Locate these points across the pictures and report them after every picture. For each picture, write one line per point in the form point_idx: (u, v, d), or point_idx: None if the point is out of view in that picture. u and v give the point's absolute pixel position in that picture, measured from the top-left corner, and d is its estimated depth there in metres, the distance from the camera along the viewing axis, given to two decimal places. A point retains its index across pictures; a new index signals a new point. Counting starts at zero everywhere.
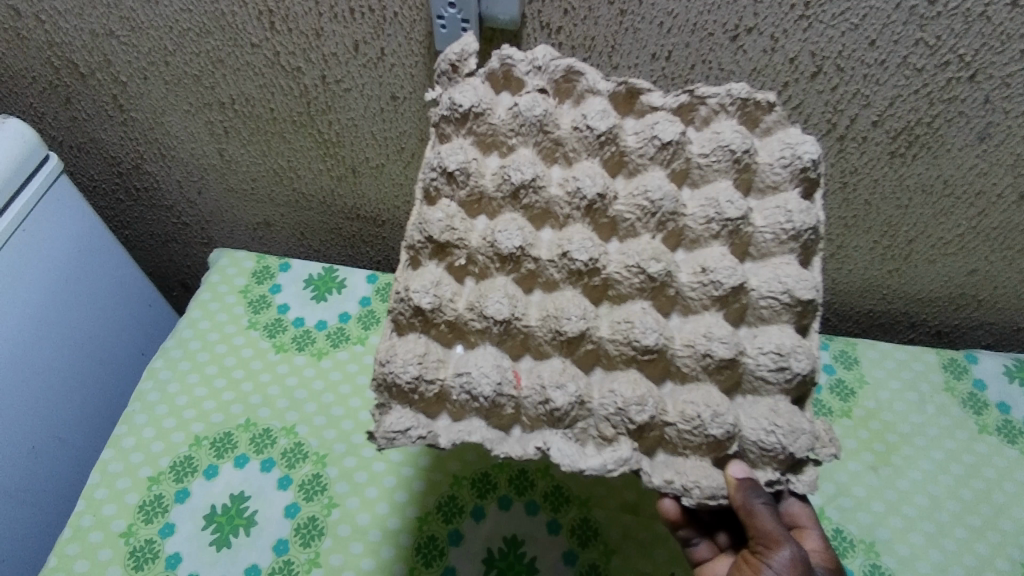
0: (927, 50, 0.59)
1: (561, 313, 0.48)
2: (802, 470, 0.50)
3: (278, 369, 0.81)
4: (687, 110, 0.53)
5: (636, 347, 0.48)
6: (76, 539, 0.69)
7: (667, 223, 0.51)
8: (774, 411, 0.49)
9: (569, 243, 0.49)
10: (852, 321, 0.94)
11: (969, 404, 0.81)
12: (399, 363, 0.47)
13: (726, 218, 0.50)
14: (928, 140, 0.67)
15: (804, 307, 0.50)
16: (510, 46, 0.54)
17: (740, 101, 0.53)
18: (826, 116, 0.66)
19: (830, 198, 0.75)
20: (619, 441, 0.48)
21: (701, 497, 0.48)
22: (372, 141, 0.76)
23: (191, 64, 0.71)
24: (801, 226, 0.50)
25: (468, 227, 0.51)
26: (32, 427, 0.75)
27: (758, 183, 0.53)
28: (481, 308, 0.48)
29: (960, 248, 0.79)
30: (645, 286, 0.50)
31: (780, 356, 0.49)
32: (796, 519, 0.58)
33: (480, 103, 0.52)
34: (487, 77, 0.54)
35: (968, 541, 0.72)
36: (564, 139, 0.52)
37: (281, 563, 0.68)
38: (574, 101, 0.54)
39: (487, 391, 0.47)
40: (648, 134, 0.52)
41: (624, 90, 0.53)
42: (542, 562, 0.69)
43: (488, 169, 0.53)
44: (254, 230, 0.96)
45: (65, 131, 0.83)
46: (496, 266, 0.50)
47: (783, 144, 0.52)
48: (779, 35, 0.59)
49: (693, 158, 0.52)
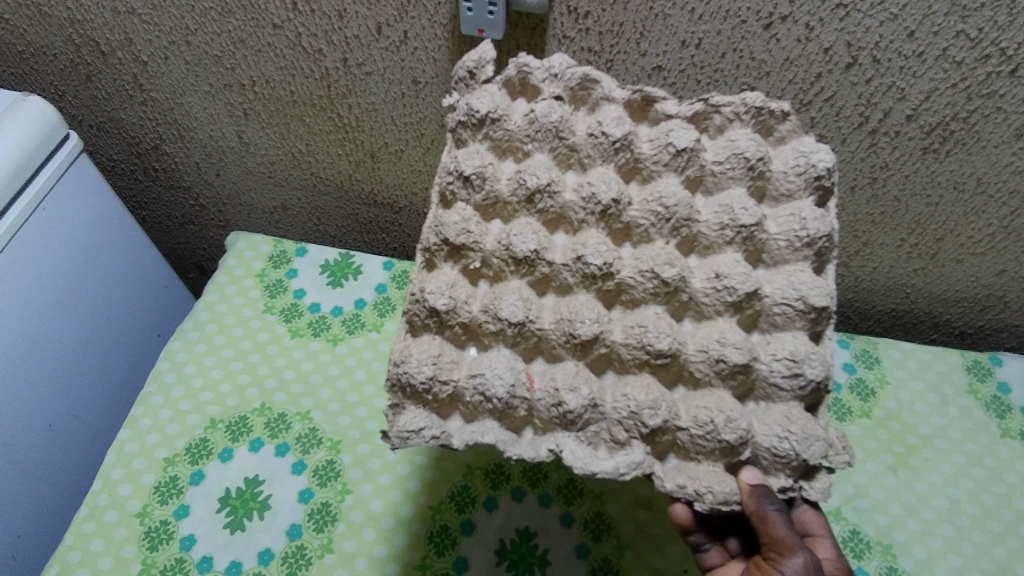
0: (968, 43, 0.56)
1: (575, 317, 0.47)
2: (815, 477, 0.49)
3: (293, 354, 0.81)
4: (701, 118, 0.52)
5: (649, 351, 0.47)
6: (92, 518, 0.69)
7: (681, 229, 0.50)
8: (788, 417, 0.48)
9: (583, 247, 0.48)
10: (874, 320, 0.92)
11: (992, 406, 0.79)
12: (414, 364, 0.46)
13: (741, 224, 0.49)
14: (963, 136, 0.65)
15: (818, 314, 0.49)
16: (526, 54, 0.53)
17: (755, 109, 0.52)
18: (859, 109, 0.64)
19: (859, 193, 0.73)
20: (632, 445, 0.47)
21: (714, 502, 0.47)
22: (392, 127, 0.76)
23: (213, 44, 0.70)
24: (815, 233, 0.49)
25: (483, 230, 0.50)
26: (49, 403, 0.76)
27: (771, 192, 0.51)
28: (495, 309, 0.48)
29: (990, 248, 0.77)
30: (659, 291, 0.49)
31: (794, 363, 0.48)
32: (808, 527, 0.57)
33: (496, 109, 0.51)
34: (504, 84, 0.53)
35: (987, 545, 0.70)
36: (579, 145, 0.51)
37: (294, 549, 0.68)
38: (589, 109, 0.53)
39: (501, 393, 0.46)
40: (663, 141, 0.50)
41: (639, 97, 0.52)
42: (554, 555, 0.69)
43: (503, 173, 0.52)
44: (271, 214, 0.95)
45: (86, 110, 0.83)
46: (510, 269, 0.49)
47: (797, 153, 0.51)
48: (815, 24, 0.57)
49: (707, 165, 0.51)
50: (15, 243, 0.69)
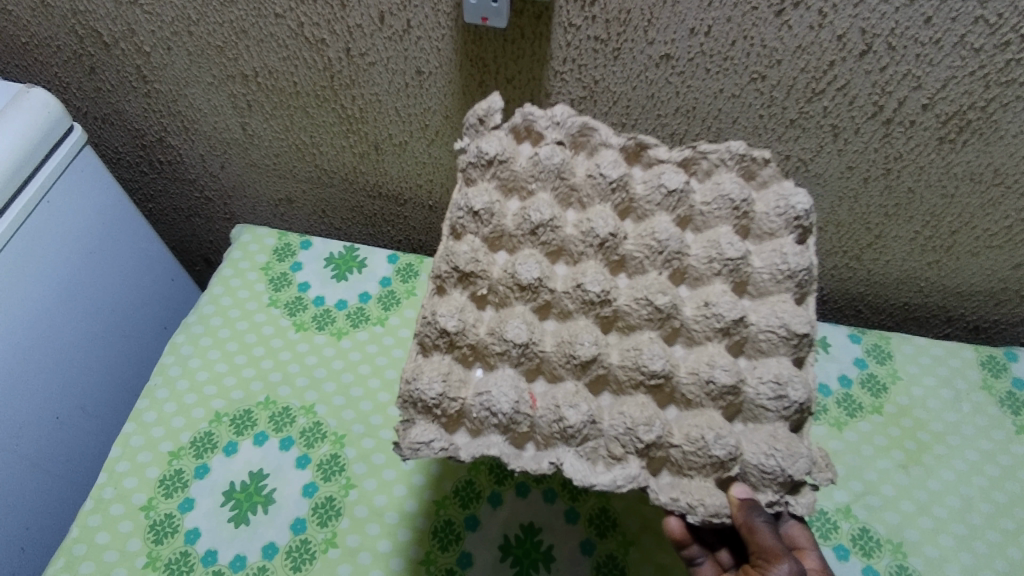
0: (986, 29, 0.55)
1: (574, 339, 0.48)
2: (800, 492, 0.48)
3: (297, 348, 0.81)
4: (690, 163, 0.55)
5: (643, 371, 0.48)
6: (98, 511, 0.70)
7: (672, 261, 0.52)
8: (773, 436, 0.48)
9: (583, 275, 0.50)
10: (886, 314, 0.90)
11: (1007, 402, 0.78)
12: (425, 380, 0.47)
13: (727, 258, 0.51)
14: (980, 126, 0.63)
15: (801, 341, 0.50)
16: (532, 105, 0.56)
17: (738, 156, 0.54)
18: (872, 97, 0.62)
19: (872, 184, 0.71)
20: (628, 459, 0.47)
21: (705, 515, 0.47)
22: (395, 118, 0.75)
23: (215, 34, 0.70)
24: (796, 267, 0.51)
25: (491, 260, 0.52)
26: (54, 396, 0.76)
27: (756, 230, 0.53)
28: (501, 331, 0.49)
29: (1007, 240, 0.75)
30: (653, 316, 0.50)
31: (779, 386, 0.48)
32: (795, 540, 0.56)
33: (503, 152, 0.53)
34: (511, 130, 0.56)
35: (1001, 544, 0.69)
36: (579, 185, 0.54)
37: (298, 543, 0.68)
38: (588, 153, 0.56)
39: (506, 408, 0.46)
40: (655, 182, 0.53)
41: (634, 143, 0.55)
42: (559, 552, 0.68)
43: (509, 210, 0.54)
44: (276, 206, 0.95)
45: (90, 103, 0.82)
46: (515, 294, 0.51)
47: (778, 197, 0.53)
48: (828, 10, 0.55)
49: (696, 205, 0.53)
50: (14, 243, 0.68)
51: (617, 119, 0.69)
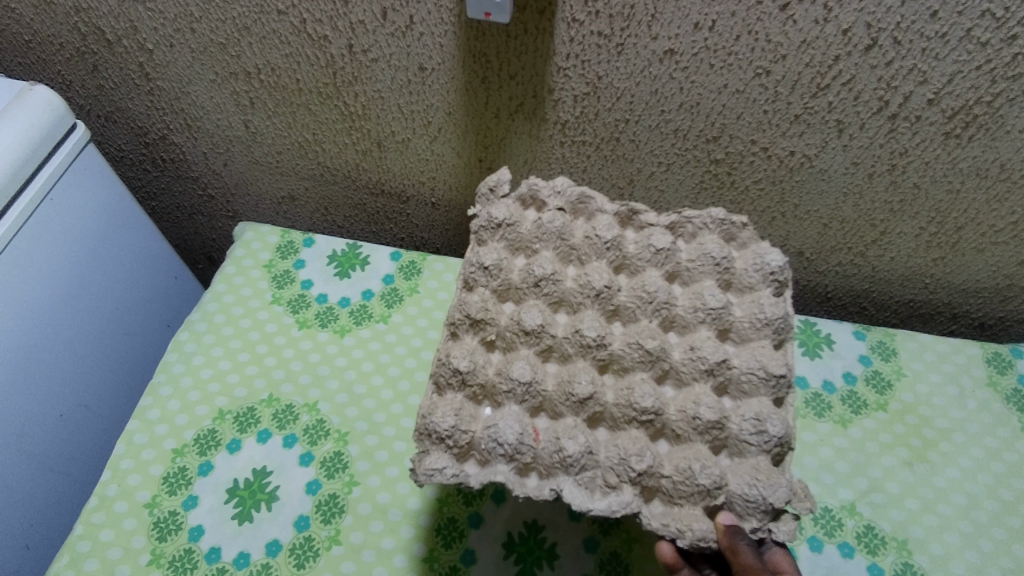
0: (993, 23, 0.54)
1: (573, 378, 0.50)
2: (780, 519, 0.50)
3: (301, 345, 0.81)
4: (678, 226, 0.58)
5: (636, 408, 0.50)
6: (102, 509, 0.70)
7: (661, 310, 0.54)
8: (757, 468, 0.49)
9: (580, 322, 0.53)
10: (890, 311, 0.90)
11: (1013, 399, 0.77)
12: (438, 415, 0.48)
13: (710, 308, 0.53)
14: (986, 121, 0.62)
15: (777, 384, 0.51)
16: (536, 177, 0.60)
17: (719, 221, 0.57)
18: (878, 92, 0.62)
19: (875, 180, 0.71)
20: (624, 487, 0.49)
21: (693, 539, 0.47)
22: (398, 114, 0.74)
23: (217, 31, 0.70)
24: (772, 315, 0.53)
25: (499, 309, 0.54)
26: (59, 395, 0.76)
27: (737, 283, 0.55)
28: (507, 370, 0.51)
29: (1011, 237, 0.75)
30: (645, 359, 0.52)
31: (759, 422, 0.49)
32: (779, 566, 0.50)
33: (511, 216, 0.57)
34: (518, 199, 0.59)
35: (1006, 541, 0.69)
36: (578, 245, 0.57)
37: (302, 540, 0.68)
38: (586, 218, 0.59)
39: (511, 440, 0.48)
40: (645, 242, 0.56)
41: (626, 210, 0.58)
42: (562, 548, 0.68)
43: (514, 266, 0.56)
44: (279, 204, 0.95)
45: (93, 100, 0.83)
46: (520, 339, 0.53)
47: (755, 256, 0.55)
48: (833, 4, 0.55)
49: (682, 262, 0.56)
50: (15, 243, 0.68)
51: (620, 115, 0.69)
